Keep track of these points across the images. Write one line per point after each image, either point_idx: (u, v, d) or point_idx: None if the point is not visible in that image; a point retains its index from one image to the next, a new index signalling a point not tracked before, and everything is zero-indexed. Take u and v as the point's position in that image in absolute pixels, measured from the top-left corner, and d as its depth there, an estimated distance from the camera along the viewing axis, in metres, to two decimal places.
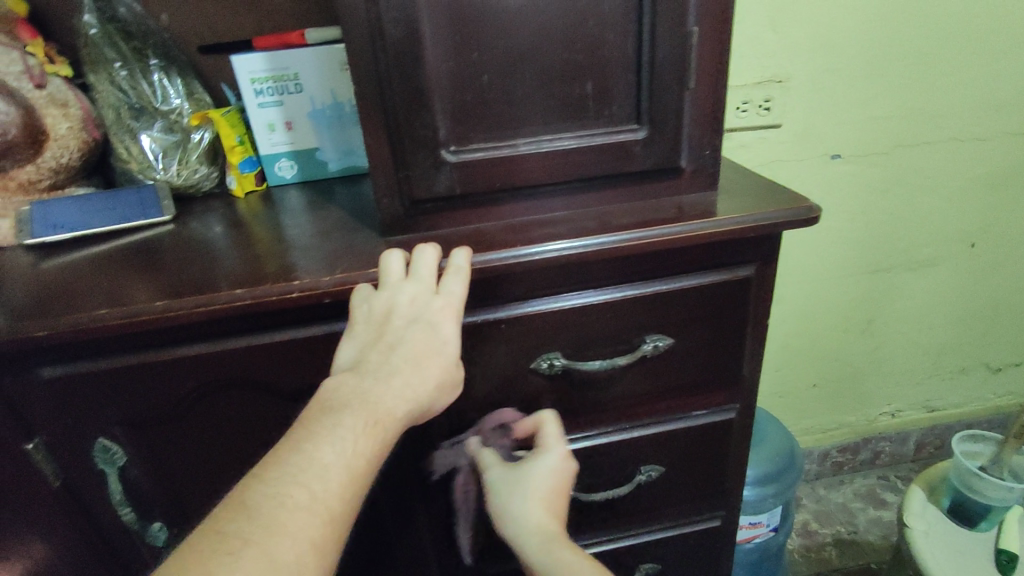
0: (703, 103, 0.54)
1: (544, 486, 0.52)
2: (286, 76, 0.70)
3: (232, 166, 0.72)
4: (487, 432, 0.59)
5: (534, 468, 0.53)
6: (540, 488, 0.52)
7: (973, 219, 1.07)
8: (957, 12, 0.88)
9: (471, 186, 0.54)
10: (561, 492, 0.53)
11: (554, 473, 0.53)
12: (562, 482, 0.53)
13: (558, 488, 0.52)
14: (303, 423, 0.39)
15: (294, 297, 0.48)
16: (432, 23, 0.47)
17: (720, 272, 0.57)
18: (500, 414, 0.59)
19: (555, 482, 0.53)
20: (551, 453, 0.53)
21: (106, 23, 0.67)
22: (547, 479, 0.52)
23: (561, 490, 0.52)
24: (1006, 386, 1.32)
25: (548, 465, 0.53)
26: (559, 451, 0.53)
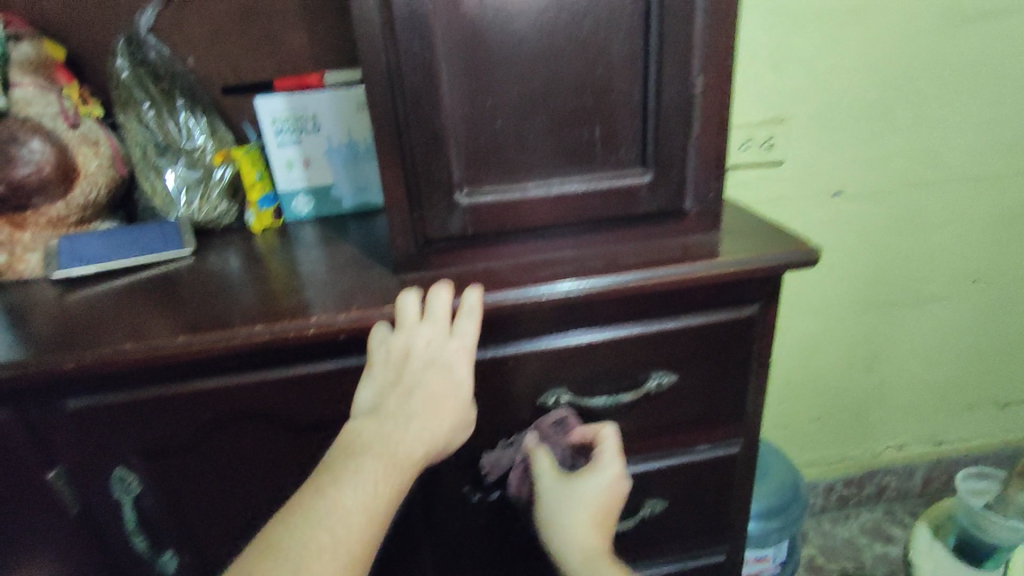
0: (707, 148, 0.57)
1: (591, 505, 0.54)
2: (305, 116, 0.74)
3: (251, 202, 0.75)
4: (546, 430, 0.58)
5: (586, 486, 0.54)
6: (590, 508, 0.54)
7: (974, 256, 1.08)
8: (953, 58, 0.91)
9: (482, 227, 0.56)
10: (609, 508, 0.55)
11: (608, 492, 0.54)
12: (613, 498, 0.55)
13: (607, 508, 0.54)
14: (327, 466, 0.41)
15: (312, 333, 0.50)
16: (449, 74, 0.50)
17: (724, 310, 0.58)
18: (562, 413, 0.57)
19: (606, 501, 0.54)
20: (608, 474, 0.54)
21: (137, 66, 0.71)
22: (599, 499, 0.54)
23: (609, 508, 0.54)
24: (1013, 421, 1.31)
25: (601, 486, 0.54)
26: (616, 471, 0.54)
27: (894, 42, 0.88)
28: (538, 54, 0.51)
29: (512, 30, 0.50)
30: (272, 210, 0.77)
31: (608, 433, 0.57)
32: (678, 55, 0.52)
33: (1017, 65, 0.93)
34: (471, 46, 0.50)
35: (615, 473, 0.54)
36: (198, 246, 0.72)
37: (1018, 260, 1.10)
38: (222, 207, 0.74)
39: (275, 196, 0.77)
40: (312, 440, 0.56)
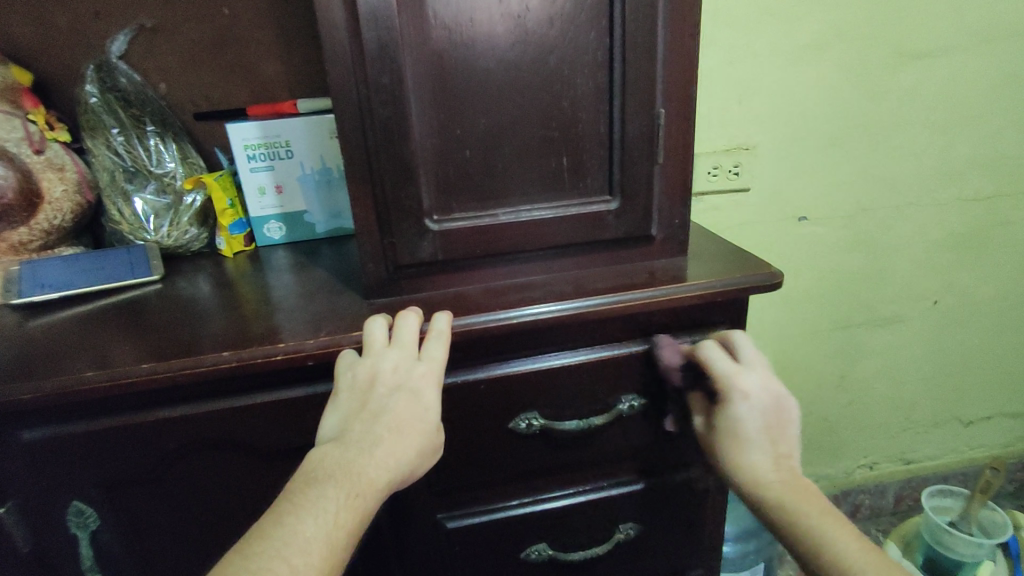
0: (671, 177, 0.58)
1: (754, 428, 0.52)
2: (277, 142, 0.74)
3: (222, 228, 0.74)
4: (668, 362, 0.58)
5: (733, 420, 0.53)
6: (748, 439, 0.52)
7: (934, 278, 1.12)
8: (906, 90, 0.95)
9: (453, 252, 0.56)
10: (766, 428, 0.53)
11: (760, 418, 0.52)
12: (767, 423, 0.52)
13: (764, 428, 0.52)
14: (286, 496, 0.40)
15: (280, 359, 0.50)
16: (418, 104, 0.51)
17: (691, 333, 0.59)
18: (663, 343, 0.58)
19: (758, 420, 0.52)
20: (734, 398, 0.52)
21: (106, 92, 0.71)
22: (750, 427, 0.52)
23: (768, 430, 0.53)
24: (979, 438, 1.35)
25: (741, 413, 0.52)
26: (736, 393, 0.52)
27: (851, 75, 0.92)
28: (506, 86, 0.52)
29: (479, 63, 0.51)
30: (242, 234, 0.76)
31: (721, 356, 0.54)
32: (640, 89, 0.54)
33: (967, 97, 0.97)
34: (440, 78, 0.51)
35: (742, 396, 0.52)
36: (167, 272, 0.71)
37: (975, 281, 1.14)
38: (193, 231, 0.74)
39: (248, 222, 0.77)
40: (280, 469, 0.55)
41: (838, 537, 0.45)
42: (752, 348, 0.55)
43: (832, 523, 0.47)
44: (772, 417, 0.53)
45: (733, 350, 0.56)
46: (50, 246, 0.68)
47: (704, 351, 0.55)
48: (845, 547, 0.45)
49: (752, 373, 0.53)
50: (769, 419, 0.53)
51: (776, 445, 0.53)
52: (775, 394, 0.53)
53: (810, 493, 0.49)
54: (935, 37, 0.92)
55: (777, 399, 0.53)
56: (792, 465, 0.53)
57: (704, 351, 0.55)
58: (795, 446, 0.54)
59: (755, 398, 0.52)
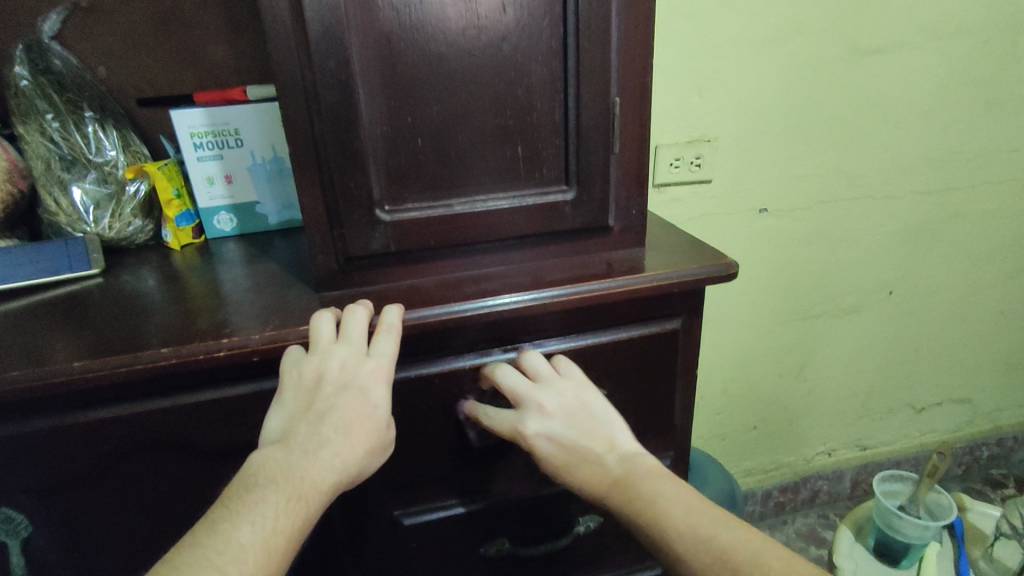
0: (627, 167, 0.58)
1: (559, 446, 0.49)
2: (226, 131, 0.71)
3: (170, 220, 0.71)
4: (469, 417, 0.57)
5: (539, 462, 0.50)
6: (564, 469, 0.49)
7: (888, 270, 1.15)
8: (862, 85, 0.97)
9: (406, 244, 0.55)
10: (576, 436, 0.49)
11: (554, 447, 0.49)
12: (576, 435, 0.49)
13: (573, 444, 0.49)
14: (226, 502, 0.39)
15: (223, 355, 0.48)
16: (367, 90, 0.49)
17: (649, 324, 0.59)
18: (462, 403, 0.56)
19: (559, 444, 0.49)
20: (524, 430, 0.50)
21: (39, 75, 0.67)
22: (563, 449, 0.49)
23: (579, 438, 0.49)
24: (930, 424, 1.39)
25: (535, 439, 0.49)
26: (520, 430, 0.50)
27: (809, 69, 0.93)
28: (458, 71, 0.51)
29: (430, 48, 0.50)
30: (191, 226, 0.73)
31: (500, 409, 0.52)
32: (596, 77, 0.53)
33: (919, 92, 0.99)
34: (390, 63, 0.49)
35: (527, 437, 0.50)
36: (110, 266, 0.68)
37: (927, 272, 1.18)
38: (138, 222, 0.71)
39: (197, 213, 0.74)
40: (229, 469, 0.53)
41: (678, 517, 0.43)
42: (525, 371, 0.53)
43: (681, 500, 0.44)
44: (575, 425, 0.50)
45: (524, 369, 0.53)
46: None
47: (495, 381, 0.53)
48: (678, 521, 0.43)
49: (534, 402, 0.50)
50: (576, 426, 0.50)
51: (586, 453, 0.49)
52: (569, 403, 0.50)
53: (652, 472, 0.46)
54: (889, 33, 0.94)
55: (573, 405, 0.51)
56: (627, 456, 0.48)
57: (496, 378, 0.53)
58: (613, 437, 0.49)
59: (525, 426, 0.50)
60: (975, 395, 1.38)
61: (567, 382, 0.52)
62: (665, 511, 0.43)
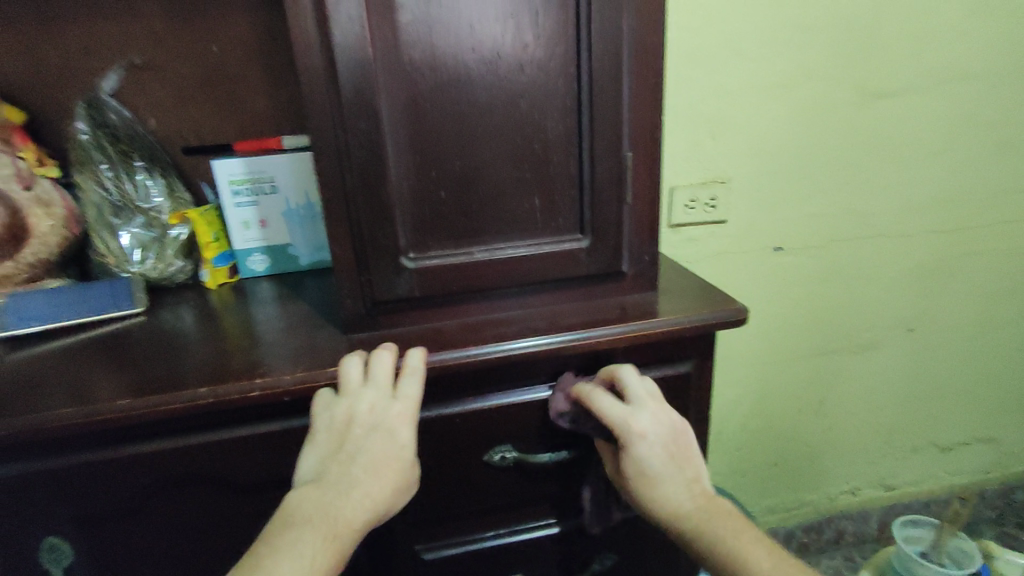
0: (640, 216, 0.61)
1: (658, 460, 0.53)
2: (262, 178, 0.76)
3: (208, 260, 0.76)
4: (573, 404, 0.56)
5: (630, 463, 0.53)
6: (655, 478, 0.53)
7: (908, 307, 1.15)
8: (875, 127, 0.99)
9: (429, 289, 0.58)
10: (672, 457, 0.53)
11: (653, 461, 0.52)
12: (666, 457, 0.53)
13: (667, 462, 0.53)
14: (267, 540, 0.43)
15: (256, 395, 0.51)
16: (395, 148, 0.53)
17: (661, 367, 0.61)
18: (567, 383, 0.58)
19: (661, 454, 0.53)
20: (635, 439, 0.52)
21: (97, 129, 0.73)
22: (654, 464, 0.52)
23: (673, 460, 0.53)
24: (957, 464, 1.36)
25: (641, 454, 0.52)
26: (634, 437, 0.52)
27: (821, 113, 0.96)
28: (480, 130, 0.55)
29: (454, 109, 0.53)
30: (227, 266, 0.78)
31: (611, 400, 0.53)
32: (608, 133, 0.56)
33: (933, 134, 1.01)
34: (417, 124, 0.53)
35: (637, 439, 0.52)
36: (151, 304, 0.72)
37: (948, 311, 1.17)
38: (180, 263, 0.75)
39: (233, 254, 0.78)
40: (257, 502, 0.56)
41: (759, 558, 0.48)
42: (643, 385, 0.55)
43: (756, 542, 0.49)
44: (673, 447, 0.54)
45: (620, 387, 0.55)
46: (32, 281, 0.69)
47: (618, 381, 0.56)
48: (756, 561, 0.48)
49: (644, 414, 0.53)
50: (672, 440, 0.54)
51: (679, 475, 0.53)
52: (673, 425, 0.54)
53: (727, 514, 0.52)
54: (900, 77, 0.96)
55: (676, 429, 0.54)
56: (702, 486, 0.54)
57: (619, 379, 0.55)
58: (699, 467, 0.54)
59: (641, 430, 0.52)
60: (1004, 435, 1.35)
61: (662, 407, 0.55)
62: (740, 548, 0.49)
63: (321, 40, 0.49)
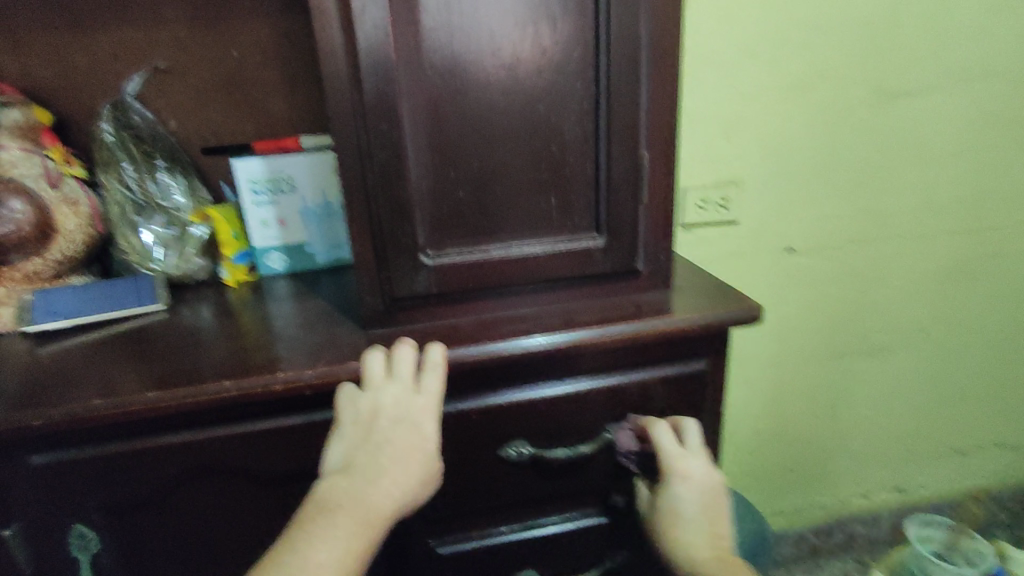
0: (655, 215, 0.61)
1: (693, 507, 0.58)
2: (281, 177, 0.78)
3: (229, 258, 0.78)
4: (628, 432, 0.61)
5: (668, 500, 0.58)
6: (685, 521, 0.57)
7: (922, 309, 1.15)
8: (888, 129, 0.99)
9: (447, 286, 0.59)
10: (706, 509, 0.58)
11: (687, 505, 0.57)
12: (702, 504, 0.58)
13: (701, 510, 0.58)
14: (299, 524, 0.43)
15: (279, 388, 0.52)
16: (415, 147, 0.54)
17: (675, 364, 0.62)
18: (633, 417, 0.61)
19: (696, 506, 0.58)
20: (679, 481, 0.57)
21: (121, 130, 0.75)
22: (688, 508, 0.57)
23: (706, 510, 0.58)
24: (971, 469, 1.35)
25: (681, 493, 0.57)
26: (680, 479, 0.57)
27: (834, 114, 0.96)
28: (499, 130, 0.56)
29: (473, 109, 0.54)
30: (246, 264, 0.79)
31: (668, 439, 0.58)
32: (625, 133, 0.57)
33: (947, 135, 1.01)
34: (437, 125, 0.54)
35: (679, 480, 0.57)
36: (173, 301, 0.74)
37: (963, 314, 1.17)
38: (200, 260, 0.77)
39: (252, 251, 0.80)
40: (278, 495, 0.57)
41: None
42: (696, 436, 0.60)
43: None
44: (708, 501, 0.58)
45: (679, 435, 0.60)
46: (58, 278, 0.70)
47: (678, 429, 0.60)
48: None
49: (695, 462, 0.58)
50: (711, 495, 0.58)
51: (708, 527, 0.58)
52: (714, 484, 0.59)
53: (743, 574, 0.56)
54: (914, 79, 0.96)
55: (716, 489, 0.59)
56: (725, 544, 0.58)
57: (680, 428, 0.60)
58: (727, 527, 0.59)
59: (691, 484, 0.58)
60: (1020, 439, 1.34)
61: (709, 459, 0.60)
62: None
63: (345, 42, 0.50)
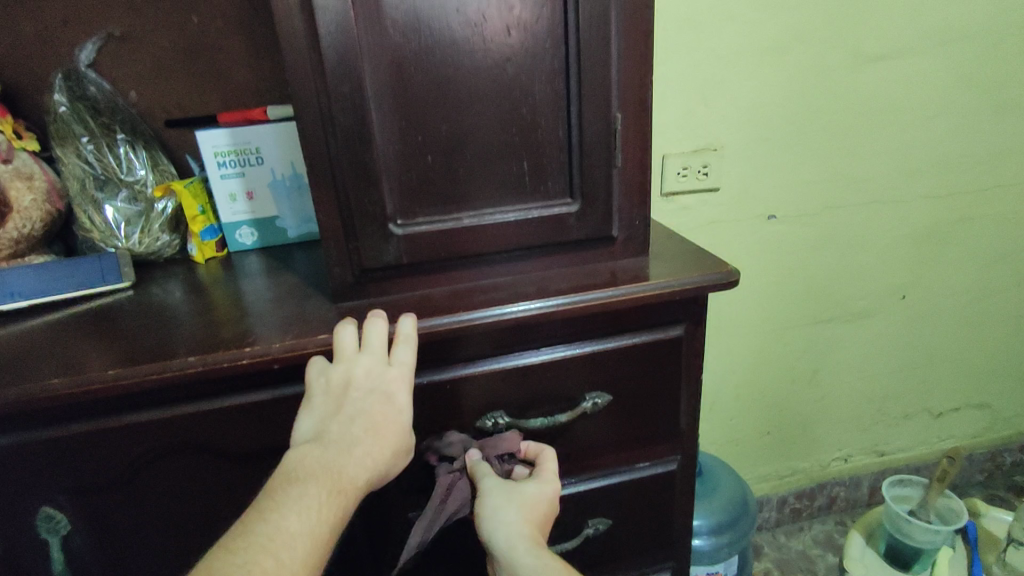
0: (630, 179, 0.60)
1: (532, 509, 0.53)
2: (247, 149, 0.75)
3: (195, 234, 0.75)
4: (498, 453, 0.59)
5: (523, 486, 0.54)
6: (518, 506, 0.52)
7: (901, 274, 1.15)
8: (869, 91, 0.97)
9: (418, 256, 0.58)
10: (540, 520, 0.53)
11: (530, 502, 0.53)
12: (534, 514, 0.52)
13: (537, 514, 0.53)
14: (269, 494, 0.41)
15: (247, 362, 0.51)
16: (379, 110, 0.52)
17: (652, 331, 0.61)
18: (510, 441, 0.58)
19: (533, 509, 0.53)
20: (540, 478, 0.55)
21: (76, 101, 0.72)
22: (529, 499, 0.53)
23: (538, 522, 0.52)
24: (948, 430, 1.38)
25: (535, 487, 0.54)
26: (545, 475, 0.55)
27: (814, 77, 0.95)
28: (466, 93, 0.54)
29: (439, 70, 0.52)
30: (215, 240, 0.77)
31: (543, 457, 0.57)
32: (597, 94, 0.55)
33: (928, 97, 1.00)
34: (401, 86, 0.52)
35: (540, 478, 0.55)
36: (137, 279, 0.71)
37: (941, 277, 1.17)
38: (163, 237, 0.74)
39: (220, 226, 0.77)
40: (252, 471, 0.56)
41: None
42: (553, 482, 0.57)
43: None
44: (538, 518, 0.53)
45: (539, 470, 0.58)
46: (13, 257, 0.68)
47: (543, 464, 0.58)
48: None
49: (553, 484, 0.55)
50: (546, 520, 0.53)
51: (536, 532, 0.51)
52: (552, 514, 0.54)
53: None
54: (894, 39, 0.94)
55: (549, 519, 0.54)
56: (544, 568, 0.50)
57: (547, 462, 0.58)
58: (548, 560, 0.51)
59: (541, 488, 0.54)
60: (996, 399, 1.37)
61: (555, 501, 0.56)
62: None
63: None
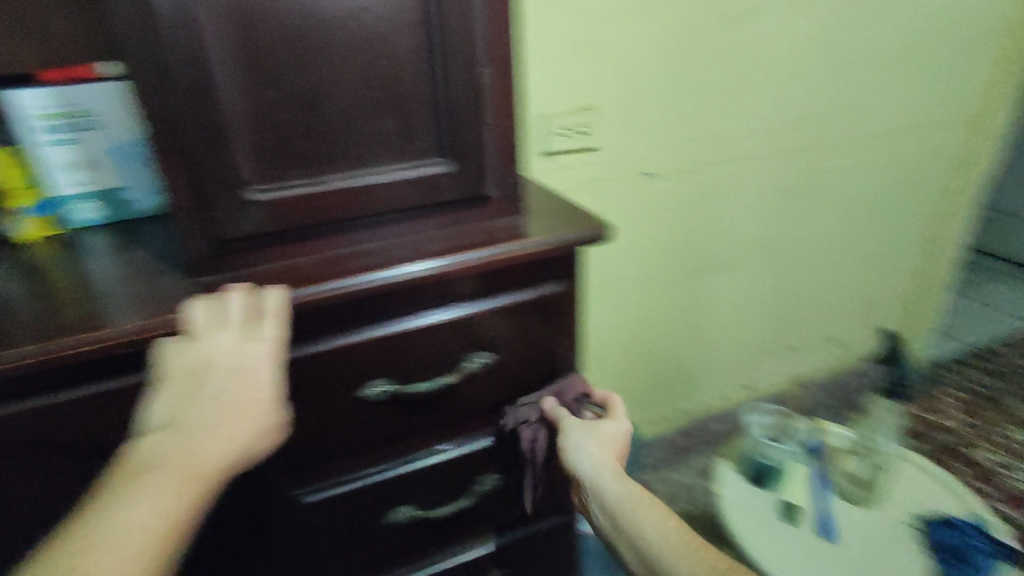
0: (502, 136, 0.60)
1: (611, 447, 0.69)
2: (78, 112, 0.66)
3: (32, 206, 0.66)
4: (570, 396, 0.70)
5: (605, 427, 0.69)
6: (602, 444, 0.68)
7: (764, 224, 1.26)
8: (732, 52, 1.03)
9: (282, 223, 0.54)
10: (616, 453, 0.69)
11: (612, 440, 0.69)
12: (612, 449, 0.68)
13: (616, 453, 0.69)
14: (110, 488, 0.40)
15: (88, 350, 0.46)
16: (222, 63, 0.48)
17: (532, 288, 0.62)
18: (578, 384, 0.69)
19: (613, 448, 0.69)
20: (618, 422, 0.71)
21: None
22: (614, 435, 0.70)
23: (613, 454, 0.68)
24: (807, 363, 1.55)
25: (616, 427, 0.70)
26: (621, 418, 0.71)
27: (682, 37, 0.99)
28: (322, 45, 0.50)
29: (288, 19, 0.49)
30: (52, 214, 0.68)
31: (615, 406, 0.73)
32: (464, 47, 0.54)
33: (782, 58, 1.08)
34: (246, 37, 0.48)
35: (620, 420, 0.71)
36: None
37: (797, 226, 1.30)
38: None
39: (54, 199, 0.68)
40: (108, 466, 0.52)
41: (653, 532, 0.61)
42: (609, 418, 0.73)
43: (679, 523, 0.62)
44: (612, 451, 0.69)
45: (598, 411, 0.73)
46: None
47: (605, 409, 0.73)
48: (655, 534, 0.61)
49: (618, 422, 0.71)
50: (619, 452, 0.70)
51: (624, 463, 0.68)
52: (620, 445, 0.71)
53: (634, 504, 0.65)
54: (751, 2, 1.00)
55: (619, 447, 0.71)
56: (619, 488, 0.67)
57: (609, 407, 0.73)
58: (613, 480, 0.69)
59: (616, 426, 0.70)
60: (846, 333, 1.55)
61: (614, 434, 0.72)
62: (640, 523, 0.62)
63: None
